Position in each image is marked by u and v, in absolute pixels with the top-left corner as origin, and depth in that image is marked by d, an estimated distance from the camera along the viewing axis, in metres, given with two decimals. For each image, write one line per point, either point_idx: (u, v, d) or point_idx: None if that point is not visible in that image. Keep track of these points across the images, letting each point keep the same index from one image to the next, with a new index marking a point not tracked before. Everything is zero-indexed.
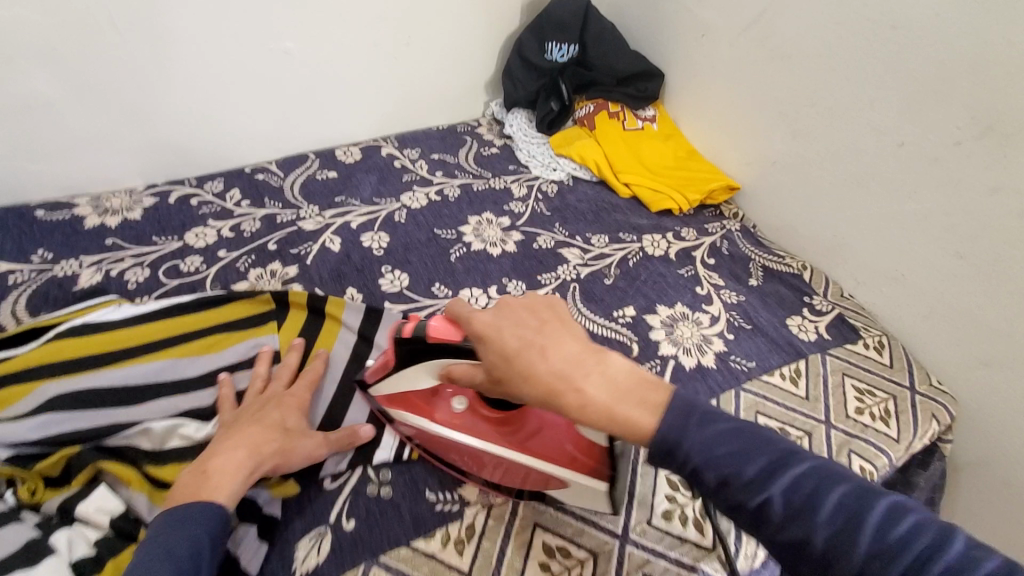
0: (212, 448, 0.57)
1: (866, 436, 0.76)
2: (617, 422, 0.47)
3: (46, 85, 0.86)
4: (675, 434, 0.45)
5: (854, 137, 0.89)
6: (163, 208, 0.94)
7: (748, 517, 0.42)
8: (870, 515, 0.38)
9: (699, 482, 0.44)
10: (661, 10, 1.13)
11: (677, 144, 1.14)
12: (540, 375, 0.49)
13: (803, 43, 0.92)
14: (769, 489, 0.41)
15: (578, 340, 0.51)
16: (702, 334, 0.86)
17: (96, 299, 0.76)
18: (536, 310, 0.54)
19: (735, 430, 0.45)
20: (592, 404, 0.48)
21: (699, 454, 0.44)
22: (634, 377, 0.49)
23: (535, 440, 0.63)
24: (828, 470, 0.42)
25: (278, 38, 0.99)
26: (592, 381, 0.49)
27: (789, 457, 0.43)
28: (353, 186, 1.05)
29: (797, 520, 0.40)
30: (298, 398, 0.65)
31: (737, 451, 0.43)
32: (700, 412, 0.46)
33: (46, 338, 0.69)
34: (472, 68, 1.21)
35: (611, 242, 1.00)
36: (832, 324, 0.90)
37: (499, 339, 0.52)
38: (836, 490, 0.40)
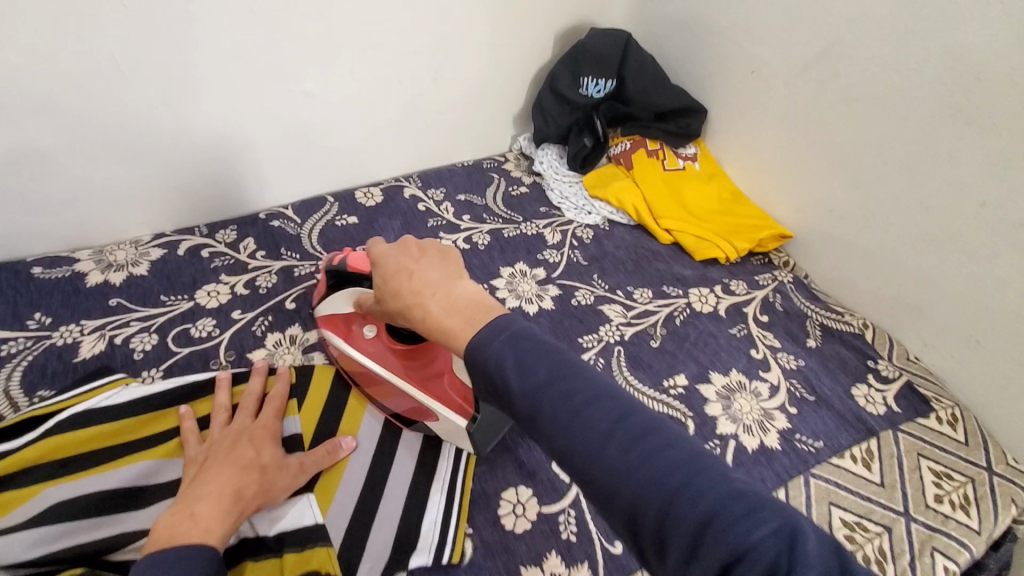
0: (189, 490, 0.54)
1: (948, 529, 0.69)
2: (444, 334, 0.49)
3: (44, 134, 0.79)
4: (486, 347, 0.45)
5: (927, 191, 0.82)
6: (172, 261, 0.87)
7: (527, 423, 0.43)
8: (629, 433, 0.38)
9: (492, 388, 0.44)
10: (705, 43, 1.06)
11: (719, 185, 1.07)
12: (399, 291, 0.53)
13: (868, 86, 0.85)
14: (540, 397, 0.41)
15: (444, 270, 0.53)
16: (762, 409, 0.78)
17: (101, 376, 0.69)
18: (423, 244, 0.56)
19: (535, 347, 0.44)
20: (429, 317, 0.50)
21: (496, 368, 0.44)
22: (479, 304, 0.50)
23: (430, 377, 0.69)
24: (598, 387, 0.42)
25: (297, 79, 0.93)
26: (437, 300, 0.50)
27: (571, 373, 0.42)
28: (375, 233, 0.97)
29: (567, 429, 0.40)
30: (268, 428, 0.64)
31: (529, 362, 0.43)
32: (509, 330, 0.45)
33: (43, 432, 0.61)
34: (501, 101, 1.14)
35: (654, 297, 0.92)
36: (901, 394, 0.83)
37: (382, 264, 0.56)
38: (603, 405, 0.40)
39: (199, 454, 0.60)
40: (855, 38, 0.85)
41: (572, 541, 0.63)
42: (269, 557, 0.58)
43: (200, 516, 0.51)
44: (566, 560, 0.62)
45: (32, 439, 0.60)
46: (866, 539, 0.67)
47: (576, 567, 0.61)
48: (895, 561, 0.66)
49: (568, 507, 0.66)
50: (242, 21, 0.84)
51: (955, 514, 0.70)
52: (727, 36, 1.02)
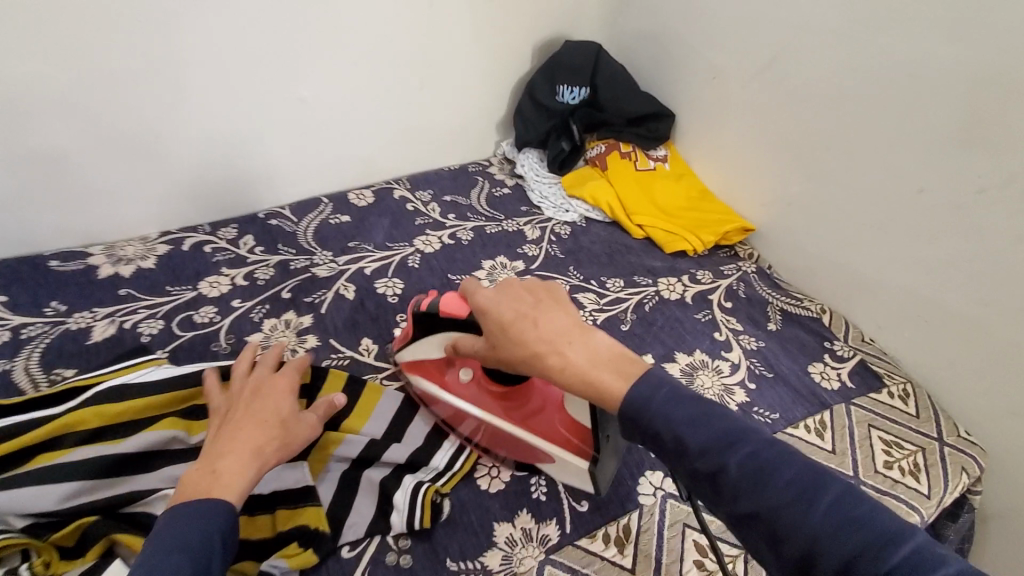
0: (212, 446, 0.58)
1: (897, 492, 0.74)
2: (593, 386, 0.55)
3: (66, 138, 0.87)
4: (643, 400, 0.53)
5: (872, 182, 0.89)
6: (177, 255, 0.94)
7: (708, 483, 0.49)
8: (823, 500, 0.45)
9: (663, 444, 0.51)
10: (671, 52, 1.14)
11: (689, 184, 1.14)
12: (529, 341, 0.58)
13: (817, 87, 0.93)
14: (728, 459, 0.48)
15: (567, 316, 0.60)
16: (723, 384, 0.84)
17: (138, 358, 0.77)
18: (533, 292, 0.62)
19: (705, 410, 0.52)
20: (574, 369, 0.56)
21: (668, 427, 0.51)
22: (615, 352, 0.58)
23: (536, 417, 0.71)
24: (779, 451, 0.49)
25: (294, 86, 1.01)
26: (574, 349, 0.58)
27: (745, 435, 0.50)
28: (366, 230, 1.04)
29: (753, 490, 0.47)
30: (284, 385, 0.66)
31: (700, 424, 0.51)
32: (669, 389, 0.53)
33: (79, 400, 0.68)
34: (484, 109, 1.22)
35: (626, 286, 0.99)
36: (855, 371, 0.88)
37: (497, 311, 0.60)
38: (791, 470, 0.47)
39: (222, 408, 0.65)
40: (803, 44, 0.93)
41: (541, 499, 0.69)
42: (262, 514, 0.63)
43: (220, 473, 0.55)
44: (535, 517, 0.67)
45: (72, 405, 0.68)
46: None
47: (545, 523, 0.67)
48: None
49: (540, 472, 0.72)
50: (243, 34, 0.92)
51: (904, 479, 0.75)
52: (691, 45, 1.10)
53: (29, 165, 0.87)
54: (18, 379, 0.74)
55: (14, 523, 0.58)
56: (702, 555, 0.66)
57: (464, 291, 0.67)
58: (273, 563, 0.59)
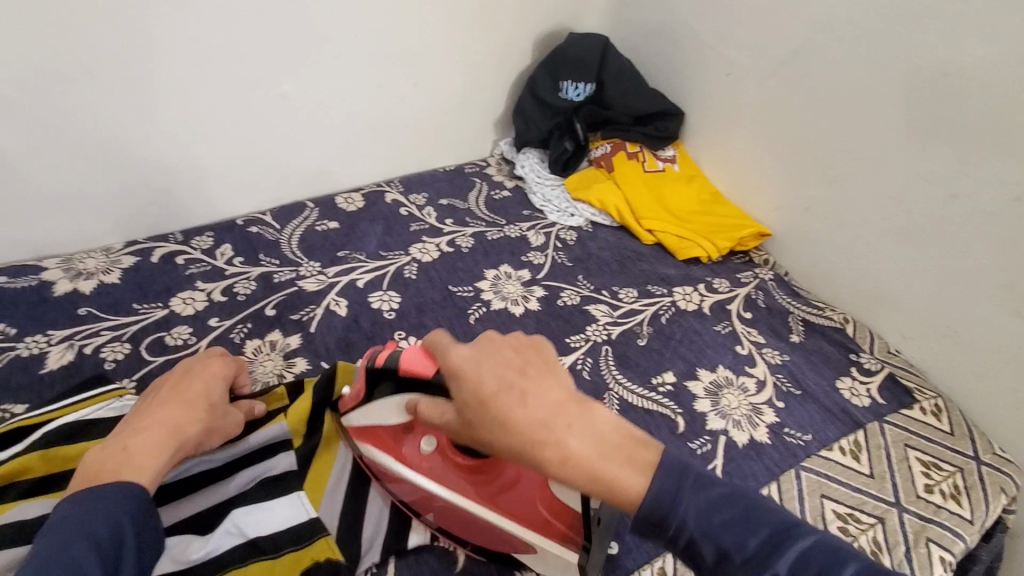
0: (129, 424, 0.53)
1: (940, 519, 0.70)
2: (601, 483, 0.45)
3: (10, 137, 0.77)
4: (668, 501, 0.43)
5: (900, 186, 0.84)
6: (144, 268, 0.84)
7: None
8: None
9: (701, 556, 0.43)
10: (680, 47, 1.08)
11: (700, 186, 1.09)
12: (519, 426, 0.46)
13: (841, 84, 0.87)
14: (779, 568, 0.40)
15: (563, 387, 0.49)
16: (751, 404, 0.79)
17: (91, 388, 0.67)
18: (519, 356, 0.50)
19: (740, 504, 0.43)
20: (576, 457, 0.45)
21: (701, 528, 0.42)
22: (620, 430, 0.48)
23: (510, 494, 0.58)
24: (831, 545, 0.40)
25: (274, 81, 0.91)
26: (576, 434, 0.46)
27: (791, 530, 0.41)
28: (357, 238, 0.95)
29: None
30: (222, 365, 0.61)
31: (738, 522, 0.42)
32: (693, 479, 0.44)
33: (28, 441, 0.59)
34: (481, 106, 1.15)
35: (640, 296, 0.92)
36: (884, 386, 0.84)
37: (476, 380, 0.49)
38: (849, 571, 0.39)
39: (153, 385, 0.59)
40: (826, 40, 0.88)
41: None
42: (262, 560, 0.54)
43: (136, 454, 0.49)
44: None
45: (18, 449, 0.58)
46: (861, 530, 0.67)
47: None
48: (890, 553, 0.66)
49: None
50: (219, 23, 0.82)
51: (947, 504, 0.71)
52: (701, 41, 1.04)
53: None
54: None
55: None
56: None
57: (430, 345, 0.54)
58: None
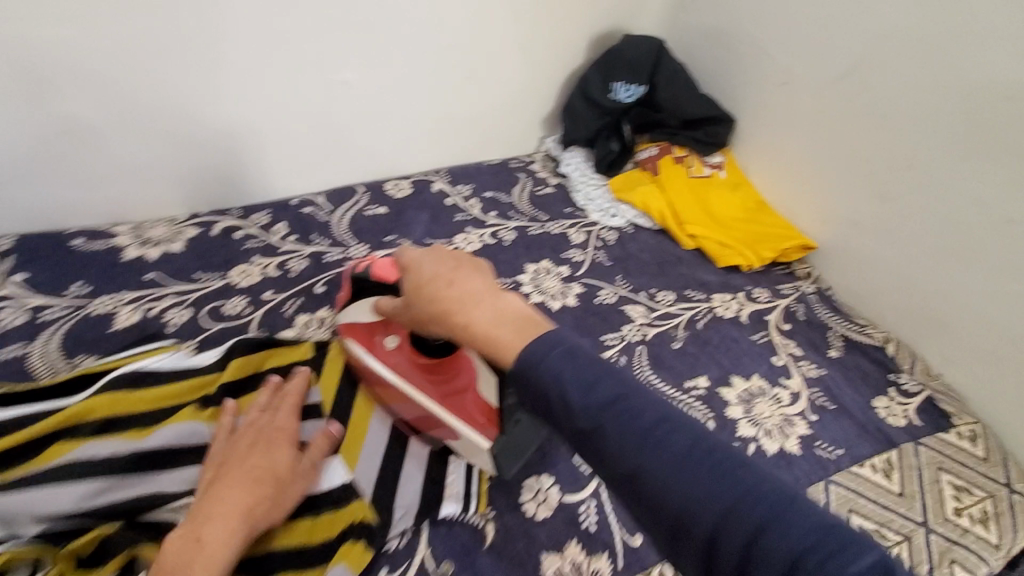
0: (200, 503, 0.51)
1: (968, 543, 0.69)
2: (493, 346, 0.44)
3: (92, 109, 0.82)
4: (538, 359, 0.42)
5: (953, 207, 0.83)
6: (206, 240, 0.89)
7: (587, 444, 0.41)
8: (703, 459, 0.37)
9: (547, 408, 0.42)
10: (736, 54, 1.08)
11: (745, 195, 1.08)
12: (438, 299, 0.48)
13: (900, 100, 0.86)
14: (605, 417, 0.40)
15: (488, 278, 0.49)
16: (783, 414, 0.79)
17: (151, 342, 0.71)
18: (457, 252, 0.51)
19: (595, 364, 0.42)
20: (476, 332, 0.45)
21: (554, 384, 0.41)
22: (528, 314, 0.46)
23: (455, 395, 0.64)
24: (666, 410, 0.40)
25: (337, 68, 0.95)
26: (483, 307, 0.46)
27: (633, 395, 0.41)
28: (403, 224, 0.99)
29: (634, 452, 0.38)
30: (287, 430, 0.60)
31: (586, 378, 0.41)
32: (567, 347, 0.43)
33: (95, 388, 0.63)
34: (531, 103, 1.16)
35: (677, 300, 0.93)
36: (922, 408, 0.83)
37: (416, 270, 0.51)
38: (673, 430, 0.39)
39: (217, 453, 0.57)
40: (889, 54, 0.86)
41: (591, 530, 0.64)
42: (303, 518, 0.58)
43: (206, 541, 0.48)
44: (585, 548, 0.62)
45: (86, 394, 0.62)
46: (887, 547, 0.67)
47: (595, 556, 0.62)
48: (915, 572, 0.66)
49: (589, 498, 0.66)
50: (291, 11, 0.87)
51: (976, 529, 0.70)
52: (758, 49, 1.04)
53: (55, 132, 0.81)
54: (35, 365, 0.69)
55: (25, 530, 0.52)
56: None
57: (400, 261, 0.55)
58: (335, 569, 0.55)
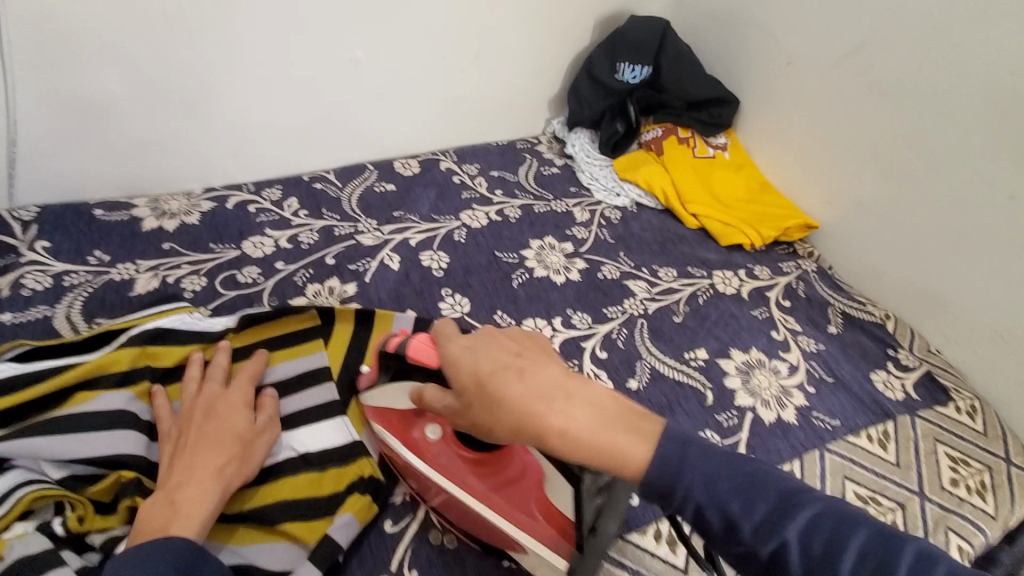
0: (167, 474, 0.53)
1: (963, 511, 0.71)
2: (608, 451, 0.45)
3: (112, 82, 0.85)
4: (671, 468, 0.44)
5: (957, 183, 0.84)
6: (221, 213, 0.92)
7: (763, 564, 0.41)
8: (900, 565, 0.37)
9: (710, 526, 0.43)
10: (741, 35, 1.09)
11: (748, 175, 1.10)
12: (516, 401, 0.46)
13: (904, 78, 0.87)
14: (785, 532, 0.40)
15: (559, 367, 0.49)
16: (781, 386, 0.80)
17: (167, 305, 0.73)
18: (514, 342, 0.51)
19: (749, 475, 0.43)
20: (576, 433, 0.45)
21: (709, 497, 0.42)
22: (620, 404, 0.48)
23: (511, 489, 0.58)
24: (840, 511, 0.41)
25: (349, 47, 0.97)
26: (575, 404, 0.47)
27: (800, 498, 0.42)
28: (411, 200, 1.01)
29: (824, 569, 0.38)
30: (240, 396, 0.61)
31: (745, 489, 0.42)
32: (697, 447, 0.45)
33: (116, 344, 0.66)
34: (538, 84, 1.18)
35: (679, 277, 0.94)
36: (920, 383, 0.84)
37: (473, 364, 0.50)
38: (857, 537, 0.39)
39: (171, 429, 0.59)
40: (893, 33, 0.87)
41: None
42: (310, 471, 0.61)
43: (179, 505, 0.51)
44: None
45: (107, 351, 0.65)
46: (881, 512, 0.69)
47: None
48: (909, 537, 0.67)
49: None
50: None
51: (971, 498, 0.72)
52: (763, 30, 1.05)
53: (79, 106, 0.85)
54: (59, 326, 0.72)
55: (50, 473, 0.55)
56: None
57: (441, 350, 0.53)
58: (338, 518, 0.57)
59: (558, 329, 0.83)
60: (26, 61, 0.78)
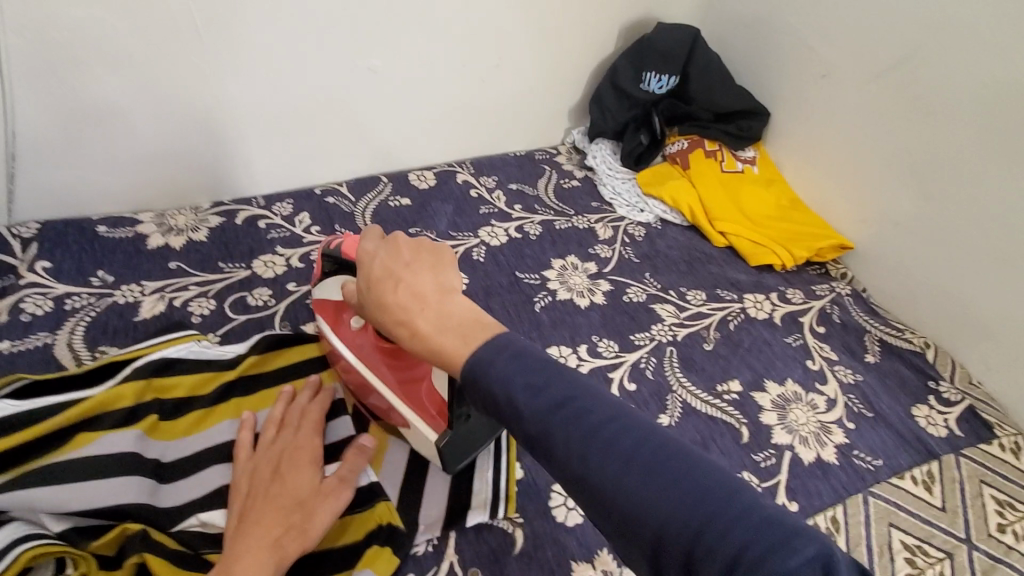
0: (233, 535, 0.50)
1: (1013, 561, 0.66)
2: (438, 357, 0.41)
3: (117, 92, 0.81)
4: (486, 359, 0.39)
5: (1008, 210, 0.79)
6: (230, 230, 0.88)
7: (539, 451, 0.37)
8: (660, 460, 0.34)
9: (498, 416, 0.38)
10: (773, 44, 1.04)
11: (778, 191, 1.05)
12: (383, 306, 0.44)
13: (950, 95, 0.82)
14: (551, 421, 0.36)
15: (438, 278, 0.45)
16: (819, 421, 0.76)
17: (172, 331, 0.70)
18: (413, 247, 0.46)
19: (542, 367, 0.38)
20: (418, 335, 0.42)
21: (499, 385, 0.38)
22: (474, 317, 0.42)
23: (412, 385, 0.60)
24: (608, 407, 0.36)
25: (365, 55, 0.93)
26: (429, 312, 0.43)
27: (579, 393, 0.37)
28: (427, 216, 0.97)
29: (583, 453, 0.35)
30: (310, 448, 0.57)
31: (534, 381, 0.37)
32: (515, 349, 0.39)
33: (120, 377, 0.62)
34: (558, 92, 1.13)
35: (708, 300, 0.90)
36: (963, 418, 0.80)
37: (367, 266, 0.47)
38: (612, 427, 0.35)
39: (242, 482, 0.55)
40: (939, 46, 0.82)
41: None
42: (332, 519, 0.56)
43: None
44: (616, 558, 0.60)
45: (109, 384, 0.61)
46: (928, 564, 0.65)
47: (627, 566, 0.59)
48: None
49: None
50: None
51: (1022, 547, 0.68)
52: (796, 39, 1.00)
53: (82, 119, 0.81)
54: (60, 354, 0.68)
55: (50, 526, 0.50)
56: None
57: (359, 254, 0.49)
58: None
59: (583, 358, 0.79)
60: (27, 71, 0.74)
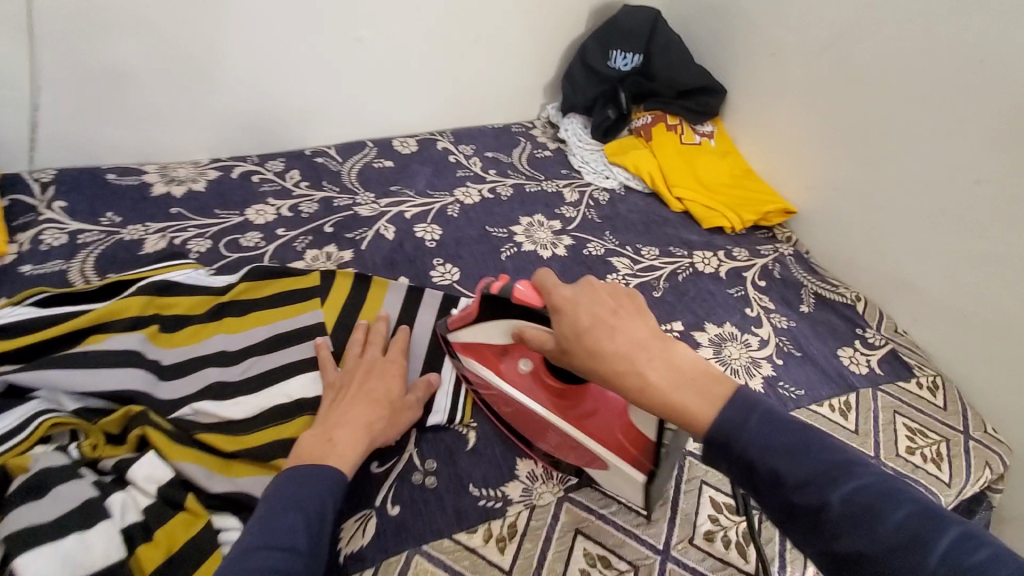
0: (325, 418, 0.60)
1: (916, 476, 0.74)
2: (672, 410, 0.50)
3: (127, 52, 0.89)
4: (731, 426, 0.47)
5: (928, 170, 0.88)
6: (226, 182, 0.96)
7: (804, 519, 0.43)
8: (939, 542, 0.38)
9: (754, 475, 0.45)
10: (730, 26, 1.13)
11: (733, 162, 1.14)
12: (607, 355, 0.52)
13: (877, 68, 0.92)
14: (827, 494, 0.42)
15: (647, 327, 0.54)
16: (751, 357, 0.85)
17: (173, 262, 0.79)
18: (612, 296, 0.56)
19: (800, 436, 0.45)
20: (651, 389, 0.51)
21: (755, 447, 0.45)
22: (698, 368, 0.52)
23: (590, 418, 0.65)
24: (884, 487, 0.42)
25: (353, 26, 1.01)
26: (654, 367, 0.51)
27: (849, 467, 0.43)
28: (408, 176, 1.06)
29: (858, 526, 0.40)
30: (396, 364, 0.68)
31: (792, 448, 0.44)
32: (762, 412, 0.47)
33: (127, 293, 0.71)
34: (534, 71, 1.23)
35: (661, 255, 0.99)
36: (884, 360, 0.88)
37: (573, 313, 0.55)
38: (892, 505, 0.40)
39: (335, 379, 0.65)
40: (871, 24, 0.91)
41: None
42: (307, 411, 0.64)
43: (336, 444, 0.57)
44: None
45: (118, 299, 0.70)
46: None
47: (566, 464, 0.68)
48: None
49: None
50: None
51: (926, 465, 0.75)
52: (750, 20, 1.09)
53: (99, 77, 0.89)
54: (73, 278, 0.77)
55: (66, 404, 0.60)
56: (717, 511, 0.66)
57: (537, 282, 0.60)
58: None
59: None
60: (53, 33, 0.83)
